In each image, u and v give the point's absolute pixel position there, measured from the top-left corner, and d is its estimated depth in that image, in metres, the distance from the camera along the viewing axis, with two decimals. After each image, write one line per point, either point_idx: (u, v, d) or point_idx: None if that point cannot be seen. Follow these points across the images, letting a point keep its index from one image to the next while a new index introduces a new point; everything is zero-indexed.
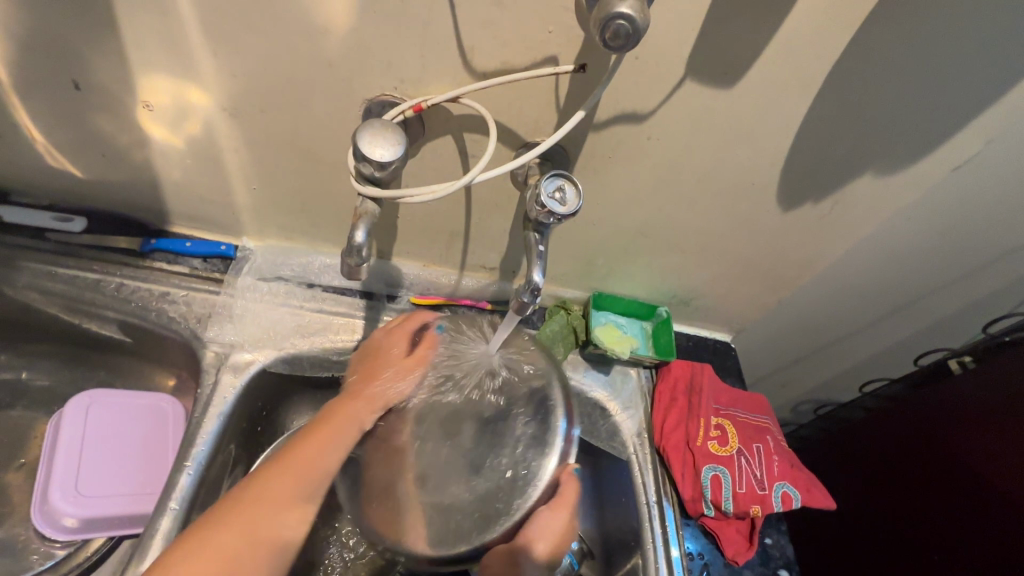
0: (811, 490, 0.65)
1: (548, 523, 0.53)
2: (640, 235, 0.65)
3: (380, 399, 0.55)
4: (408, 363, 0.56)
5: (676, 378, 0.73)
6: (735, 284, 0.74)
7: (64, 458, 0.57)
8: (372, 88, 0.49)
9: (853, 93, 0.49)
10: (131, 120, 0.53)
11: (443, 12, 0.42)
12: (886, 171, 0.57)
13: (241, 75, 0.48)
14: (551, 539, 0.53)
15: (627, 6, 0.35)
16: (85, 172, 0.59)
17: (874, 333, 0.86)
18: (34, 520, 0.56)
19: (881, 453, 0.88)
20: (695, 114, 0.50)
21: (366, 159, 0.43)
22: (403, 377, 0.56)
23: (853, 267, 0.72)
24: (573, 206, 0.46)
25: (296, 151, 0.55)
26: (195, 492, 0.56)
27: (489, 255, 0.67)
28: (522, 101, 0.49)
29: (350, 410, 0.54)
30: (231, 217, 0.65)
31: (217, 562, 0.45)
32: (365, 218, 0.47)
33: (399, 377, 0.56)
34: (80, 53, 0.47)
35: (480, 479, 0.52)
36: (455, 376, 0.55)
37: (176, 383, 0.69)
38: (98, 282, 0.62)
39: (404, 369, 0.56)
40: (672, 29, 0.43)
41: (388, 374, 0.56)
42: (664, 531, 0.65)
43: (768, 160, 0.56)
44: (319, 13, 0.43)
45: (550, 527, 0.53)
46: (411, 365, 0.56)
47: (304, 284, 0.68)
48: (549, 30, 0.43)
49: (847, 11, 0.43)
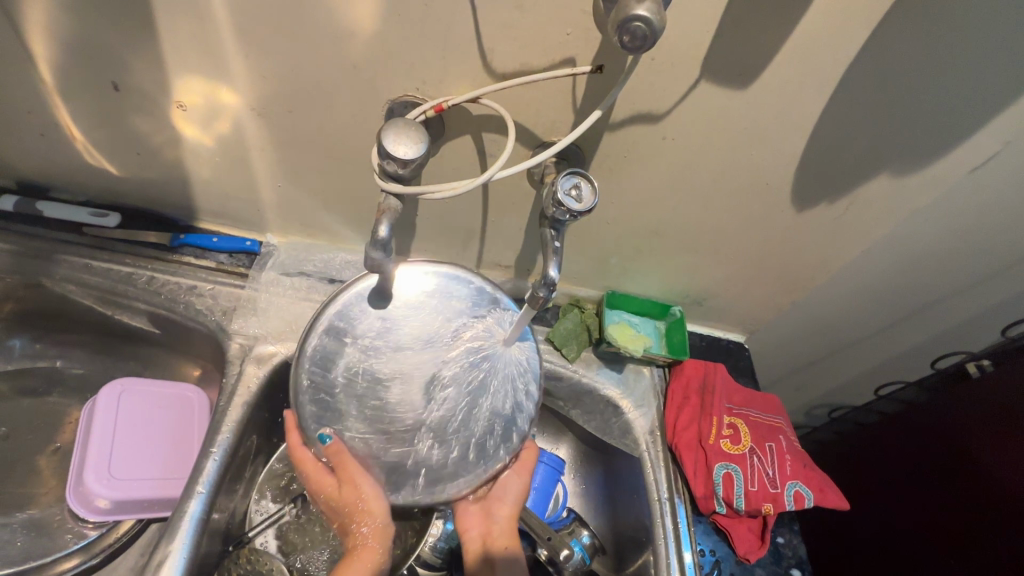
0: (824, 490, 0.65)
1: (513, 482, 0.63)
2: (654, 234, 0.66)
3: (381, 518, 0.54)
4: (364, 486, 0.54)
5: (689, 377, 0.74)
6: (749, 284, 0.74)
7: (97, 442, 0.59)
8: (394, 89, 0.50)
9: (870, 92, 0.50)
10: (166, 120, 0.55)
11: (466, 15, 0.43)
12: (903, 171, 0.58)
13: (270, 77, 0.50)
14: (518, 495, 0.63)
15: (644, 9, 0.36)
16: (121, 169, 0.62)
17: (889, 337, 0.86)
18: (69, 500, 0.58)
19: (899, 458, 0.87)
20: (711, 115, 0.51)
21: (390, 156, 0.45)
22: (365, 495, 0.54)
23: (869, 268, 0.73)
24: (589, 202, 0.47)
25: (320, 150, 0.57)
26: (220, 477, 0.58)
27: (505, 252, 0.69)
28: (539, 101, 0.50)
29: (371, 539, 0.54)
30: (257, 214, 0.67)
31: None
32: (388, 213, 0.49)
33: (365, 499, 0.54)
34: (121, 56, 0.49)
35: (482, 413, 0.58)
36: (393, 370, 0.58)
37: (201, 373, 0.71)
38: (131, 275, 0.65)
39: (364, 485, 0.54)
40: (689, 31, 0.44)
41: (354, 507, 0.54)
42: (676, 528, 0.65)
43: (783, 161, 0.56)
44: (346, 16, 0.44)
45: (517, 486, 0.63)
46: (366, 490, 0.54)
47: (326, 280, 0.71)
48: (568, 32, 0.44)
49: (862, 12, 0.43)
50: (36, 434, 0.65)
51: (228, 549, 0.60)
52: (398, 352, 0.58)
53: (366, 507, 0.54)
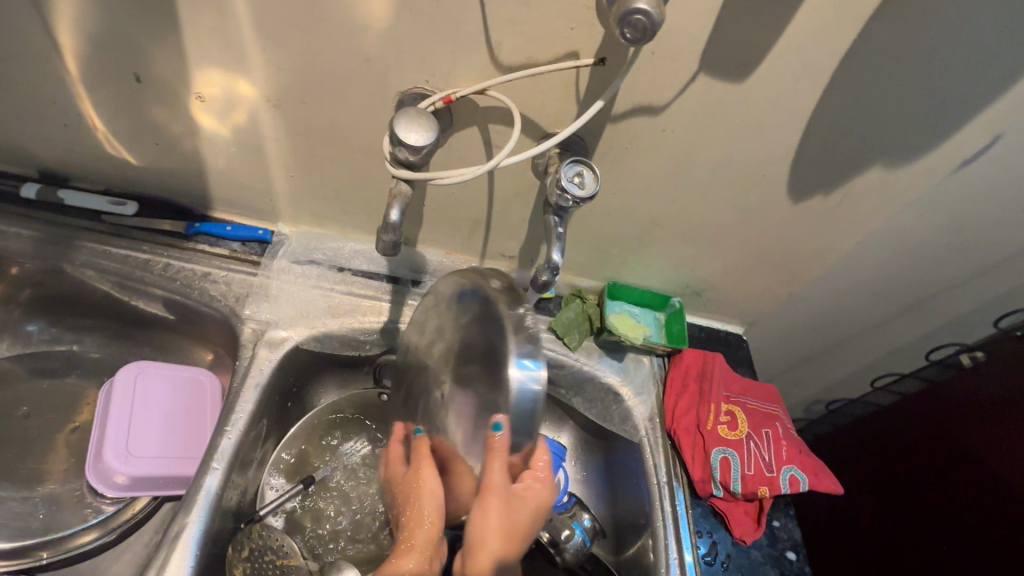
0: (819, 474, 0.67)
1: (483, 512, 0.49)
2: (654, 225, 0.68)
3: (427, 516, 0.55)
4: (426, 482, 0.55)
5: (688, 365, 0.76)
6: (747, 276, 0.76)
7: (116, 420, 0.61)
8: (404, 81, 0.52)
9: (861, 86, 0.52)
10: (185, 111, 0.57)
11: (474, 10, 0.46)
12: (894, 164, 0.60)
13: (286, 69, 0.52)
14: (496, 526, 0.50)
15: (644, 2, 0.39)
16: (139, 159, 0.64)
17: (883, 331, 0.88)
18: (88, 476, 0.61)
19: (895, 448, 0.88)
20: (708, 108, 0.53)
21: (401, 143, 0.47)
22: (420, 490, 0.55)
23: (863, 261, 0.75)
24: (591, 189, 0.50)
25: (332, 140, 0.59)
26: (235, 454, 0.60)
27: (509, 243, 0.71)
28: (544, 93, 0.52)
29: (416, 538, 0.55)
30: (269, 204, 0.69)
31: None
32: (399, 198, 0.51)
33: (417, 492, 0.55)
34: (144, 48, 0.51)
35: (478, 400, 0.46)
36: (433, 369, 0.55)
37: (214, 358, 0.73)
38: (147, 262, 0.67)
39: (427, 481, 0.55)
40: (687, 26, 0.47)
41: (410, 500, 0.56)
42: (675, 510, 0.67)
43: (778, 154, 0.58)
44: (361, 11, 0.47)
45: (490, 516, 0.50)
46: (426, 486, 0.55)
47: (335, 268, 0.73)
48: (572, 26, 0.46)
49: (851, 9, 0.46)
50: (55, 414, 0.67)
51: (240, 525, 0.62)
52: (433, 352, 0.54)
53: (424, 504, 0.55)
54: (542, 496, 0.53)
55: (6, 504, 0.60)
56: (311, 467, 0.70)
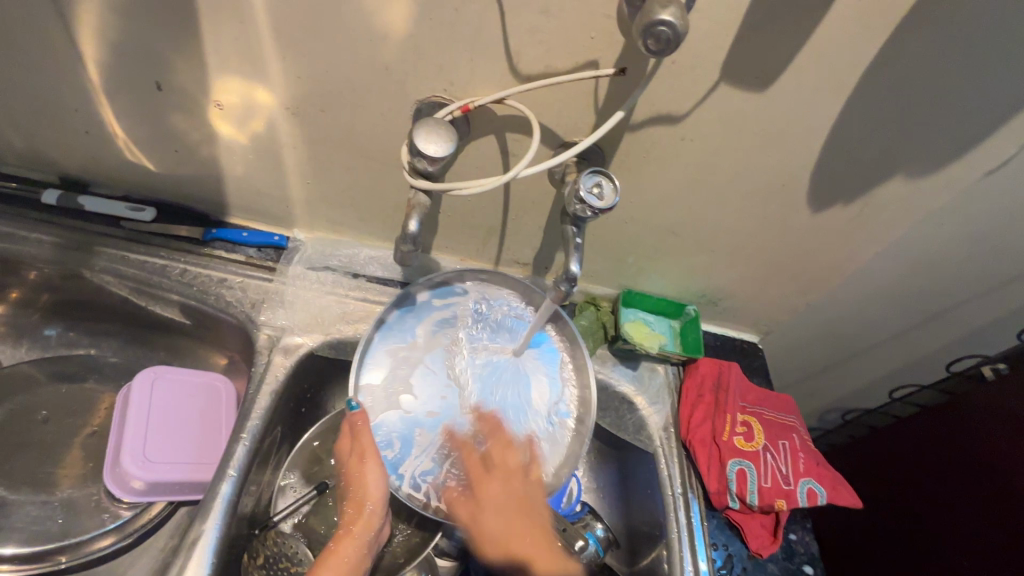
0: (837, 488, 0.66)
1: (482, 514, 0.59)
2: (671, 233, 0.67)
3: (372, 501, 0.57)
4: (366, 469, 0.57)
5: (703, 375, 0.75)
6: (764, 285, 0.75)
7: (133, 426, 0.62)
8: (422, 90, 0.52)
9: (886, 95, 0.51)
10: (204, 119, 0.58)
11: (494, 18, 0.45)
12: (920, 173, 0.58)
13: (305, 77, 0.52)
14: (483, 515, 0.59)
15: (669, 14, 0.38)
16: (158, 166, 0.64)
17: (903, 342, 0.86)
18: (105, 481, 0.61)
19: (914, 461, 0.87)
20: (729, 117, 0.53)
21: (421, 154, 0.47)
22: (368, 474, 0.57)
23: (882, 270, 0.73)
24: (610, 200, 0.49)
25: (349, 148, 0.59)
26: (249, 462, 0.60)
27: (524, 250, 0.71)
28: (563, 102, 0.52)
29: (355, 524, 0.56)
30: (285, 210, 0.69)
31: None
32: (418, 209, 0.51)
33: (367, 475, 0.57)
34: (164, 56, 0.52)
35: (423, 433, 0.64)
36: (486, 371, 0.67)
37: (228, 363, 0.74)
38: (164, 267, 0.68)
39: (371, 469, 0.58)
40: (710, 34, 0.46)
41: (354, 485, 0.58)
42: (689, 522, 0.66)
43: (799, 162, 0.58)
44: (380, 20, 0.47)
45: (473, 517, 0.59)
46: (370, 471, 0.57)
47: (349, 274, 0.73)
48: (593, 36, 0.46)
49: (878, 18, 0.45)
50: (72, 418, 0.68)
51: (254, 532, 0.62)
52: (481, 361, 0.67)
53: (366, 492, 0.57)
54: (501, 488, 0.60)
55: (24, 509, 0.60)
56: (324, 474, 0.69)
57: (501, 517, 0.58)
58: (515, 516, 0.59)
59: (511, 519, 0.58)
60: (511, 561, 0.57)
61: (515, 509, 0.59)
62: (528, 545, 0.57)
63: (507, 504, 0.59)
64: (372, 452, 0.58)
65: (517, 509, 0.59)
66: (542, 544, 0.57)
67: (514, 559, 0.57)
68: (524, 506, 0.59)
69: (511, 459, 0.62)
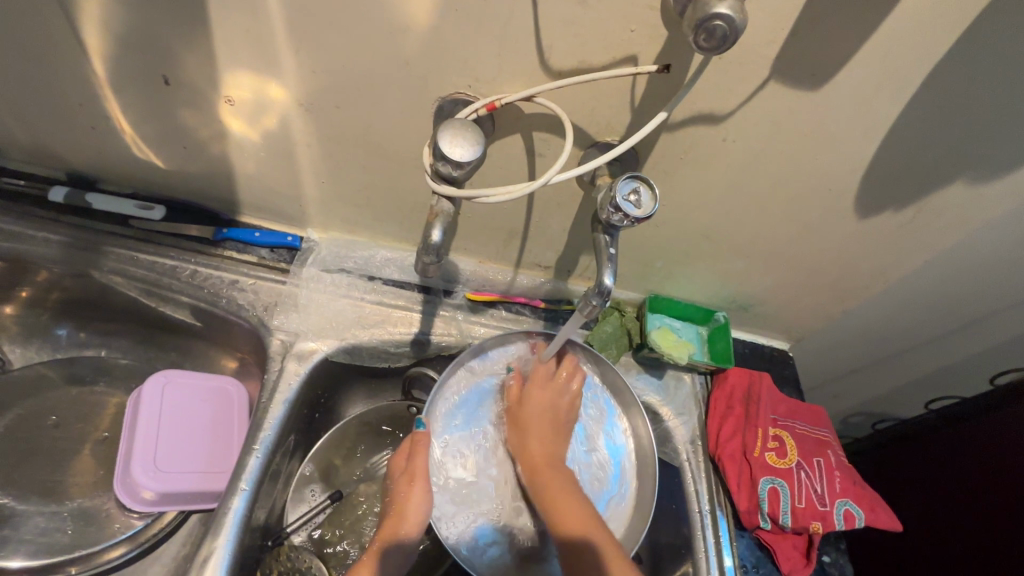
0: (876, 510, 0.62)
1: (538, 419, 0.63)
2: (704, 238, 0.64)
3: (411, 524, 0.57)
4: (414, 492, 0.57)
5: (732, 386, 0.71)
6: (799, 292, 0.71)
7: (143, 435, 0.60)
8: (444, 86, 0.49)
9: (957, 93, 0.46)
10: (213, 115, 0.55)
11: (526, 10, 0.42)
12: (983, 178, 0.54)
13: (320, 72, 0.49)
14: (540, 414, 0.64)
15: (726, 7, 0.34)
16: (167, 163, 0.62)
17: (945, 353, 0.82)
18: (116, 490, 0.59)
19: (958, 474, 0.84)
20: (776, 117, 0.49)
21: (445, 158, 0.44)
22: (420, 501, 0.57)
23: (929, 280, 0.69)
24: (649, 209, 0.46)
25: (366, 147, 0.56)
26: (262, 474, 0.59)
27: (547, 254, 0.67)
28: (597, 100, 0.48)
29: (385, 537, 0.57)
30: (299, 209, 0.66)
31: (567, 494, 0.58)
32: (441, 217, 0.48)
33: (417, 499, 0.57)
34: (170, 48, 0.48)
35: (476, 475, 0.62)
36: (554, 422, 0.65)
37: (238, 366, 0.72)
38: (175, 268, 0.65)
39: (417, 493, 0.57)
40: (763, 28, 0.42)
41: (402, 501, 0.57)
42: (717, 541, 0.64)
43: (849, 166, 0.53)
44: (401, 11, 0.43)
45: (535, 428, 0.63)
46: (416, 496, 0.57)
47: (365, 277, 0.70)
48: (632, 28, 0.42)
49: (953, 10, 0.40)
50: (82, 423, 0.66)
51: (267, 545, 0.61)
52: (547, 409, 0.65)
53: (405, 517, 0.57)
54: (547, 400, 0.65)
55: (32, 520, 0.59)
56: (340, 482, 0.70)
57: (539, 420, 0.63)
58: (548, 428, 0.63)
59: (542, 428, 0.63)
60: (528, 465, 0.61)
61: (553, 421, 0.64)
62: (540, 458, 0.61)
63: (546, 413, 0.64)
64: (423, 478, 0.58)
65: (551, 424, 0.64)
66: (551, 465, 0.61)
67: (529, 464, 0.61)
68: (557, 427, 0.64)
69: (559, 385, 0.66)
